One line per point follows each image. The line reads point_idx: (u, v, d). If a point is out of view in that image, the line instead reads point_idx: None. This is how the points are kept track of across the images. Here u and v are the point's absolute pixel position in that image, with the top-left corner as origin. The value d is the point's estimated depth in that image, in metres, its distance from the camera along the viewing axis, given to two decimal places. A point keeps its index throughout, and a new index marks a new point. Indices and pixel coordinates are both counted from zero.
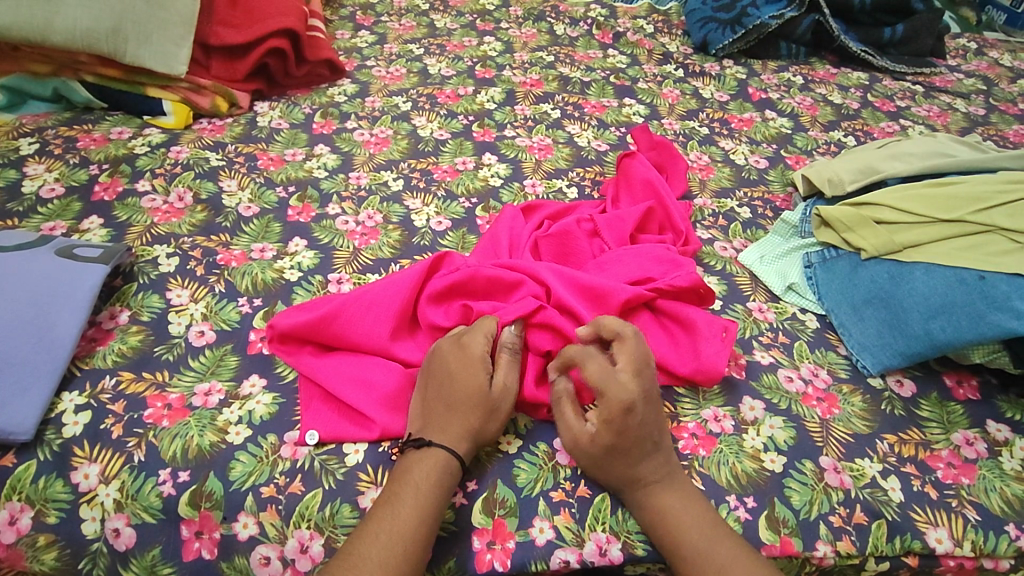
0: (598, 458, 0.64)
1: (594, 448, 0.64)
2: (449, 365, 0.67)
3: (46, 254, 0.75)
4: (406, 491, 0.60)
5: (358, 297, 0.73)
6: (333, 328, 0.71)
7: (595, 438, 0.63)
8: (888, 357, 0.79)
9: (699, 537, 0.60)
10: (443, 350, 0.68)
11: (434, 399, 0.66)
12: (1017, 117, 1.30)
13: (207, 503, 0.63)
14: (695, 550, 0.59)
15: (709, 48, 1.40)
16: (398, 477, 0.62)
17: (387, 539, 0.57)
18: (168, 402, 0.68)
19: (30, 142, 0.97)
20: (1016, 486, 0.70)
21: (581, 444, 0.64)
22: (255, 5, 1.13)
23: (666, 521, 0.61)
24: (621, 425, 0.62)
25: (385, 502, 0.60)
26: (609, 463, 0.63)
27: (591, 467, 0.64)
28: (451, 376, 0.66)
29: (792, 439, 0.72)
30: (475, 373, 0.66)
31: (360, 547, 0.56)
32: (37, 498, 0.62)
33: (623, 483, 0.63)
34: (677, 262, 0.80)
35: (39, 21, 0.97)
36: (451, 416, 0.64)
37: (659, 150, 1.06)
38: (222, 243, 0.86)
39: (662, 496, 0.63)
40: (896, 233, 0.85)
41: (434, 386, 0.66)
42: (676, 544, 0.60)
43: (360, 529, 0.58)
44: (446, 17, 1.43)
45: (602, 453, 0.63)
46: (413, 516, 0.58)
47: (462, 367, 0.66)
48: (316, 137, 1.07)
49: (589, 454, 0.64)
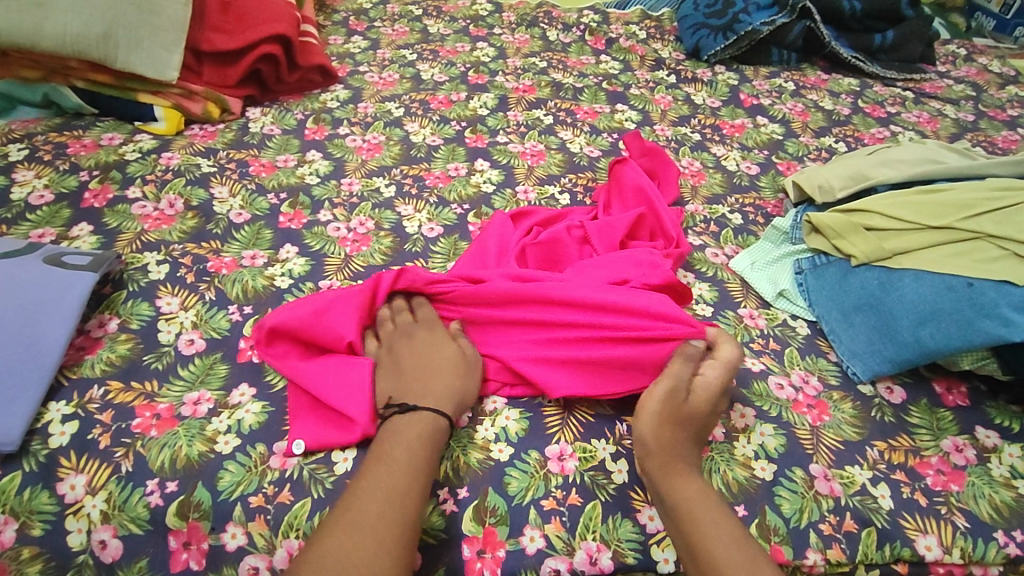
0: (678, 417, 0.67)
1: (680, 404, 0.67)
2: (419, 344, 0.73)
3: (34, 262, 0.74)
4: (400, 453, 0.62)
5: (346, 294, 0.74)
6: (319, 329, 0.71)
7: (689, 403, 0.68)
8: (878, 364, 0.79)
9: (725, 518, 0.61)
10: (411, 333, 0.74)
11: (411, 372, 0.71)
12: (1006, 124, 1.31)
13: (195, 514, 0.63)
14: (711, 528, 0.59)
15: (701, 54, 1.41)
16: (390, 440, 0.64)
17: (387, 496, 0.58)
18: (156, 412, 0.68)
19: (19, 149, 0.97)
20: (1004, 493, 0.70)
21: (667, 397, 0.67)
22: (246, 10, 1.13)
23: (697, 497, 0.62)
24: (713, 403, 0.69)
25: (380, 462, 0.61)
26: (684, 426, 0.66)
27: (665, 421, 0.66)
28: (424, 351, 0.72)
29: (782, 447, 0.72)
30: (448, 344, 0.73)
31: (358, 503, 0.57)
32: (21, 510, 0.62)
33: (679, 449, 0.65)
34: (654, 263, 0.81)
35: (28, 26, 0.96)
36: (434, 379, 0.70)
37: (651, 157, 1.06)
38: (212, 250, 0.86)
39: (695, 479, 0.64)
40: (885, 240, 0.85)
41: (408, 360, 0.72)
42: (708, 516, 0.60)
43: (354, 485, 0.60)
44: (440, 23, 1.43)
45: (686, 415, 0.67)
46: (408, 476, 0.60)
47: (433, 342, 0.73)
48: (308, 143, 1.06)
49: (671, 407, 0.67)
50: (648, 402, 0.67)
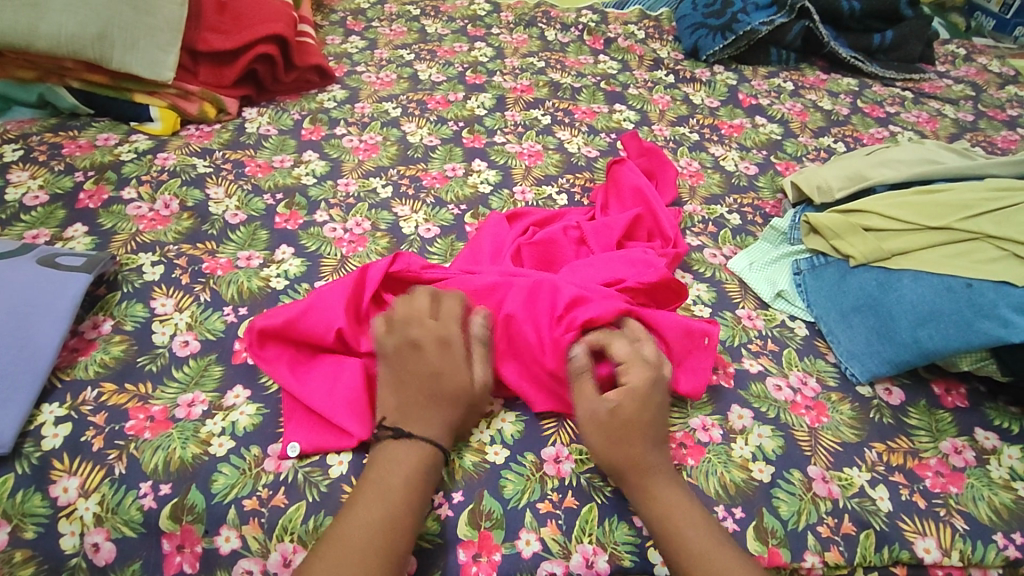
0: (614, 436, 0.64)
1: (610, 422, 0.64)
2: (430, 358, 0.66)
3: (27, 263, 0.74)
4: (396, 479, 0.60)
5: (336, 289, 0.73)
6: (309, 327, 0.70)
7: (617, 413, 0.65)
8: (877, 365, 0.78)
9: (699, 529, 0.60)
10: (420, 343, 0.67)
11: (413, 390, 0.65)
12: (1006, 124, 1.31)
13: (188, 517, 0.62)
14: (698, 547, 0.58)
15: (699, 54, 1.40)
16: (385, 464, 0.61)
17: (380, 526, 0.56)
18: (150, 414, 0.68)
19: (14, 149, 0.96)
20: (1004, 495, 0.70)
21: (597, 420, 0.65)
22: (242, 11, 1.13)
23: (671, 514, 0.61)
24: (642, 399, 0.65)
25: (375, 488, 0.59)
26: (625, 440, 0.64)
27: (604, 447, 0.64)
28: (432, 369, 0.66)
29: (780, 449, 0.71)
30: (460, 370, 0.66)
31: (350, 531, 0.56)
32: (14, 513, 0.61)
33: (632, 466, 0.63)
34: (649, 263, 0.81)
35: (23, 26, 0.96)
36: (435, 407, 0.65)
37: (649, 157, 1.06)
38: (208, 251, 0.86)
39: (665, 490, 0.62)
40: (884, 240, 0.85)
41: (412, 377, 0.66)
42: (680, 536, 0.59)
43: (347, 511, 0.58)
44: (437, 22, 1.43)
45: (619, 428, 0.64)
46: (404, 506, 0.58)
47: (444, 358, 0.66)
48: (305, 143, 1.06)
49: (605, 429, 0.64)
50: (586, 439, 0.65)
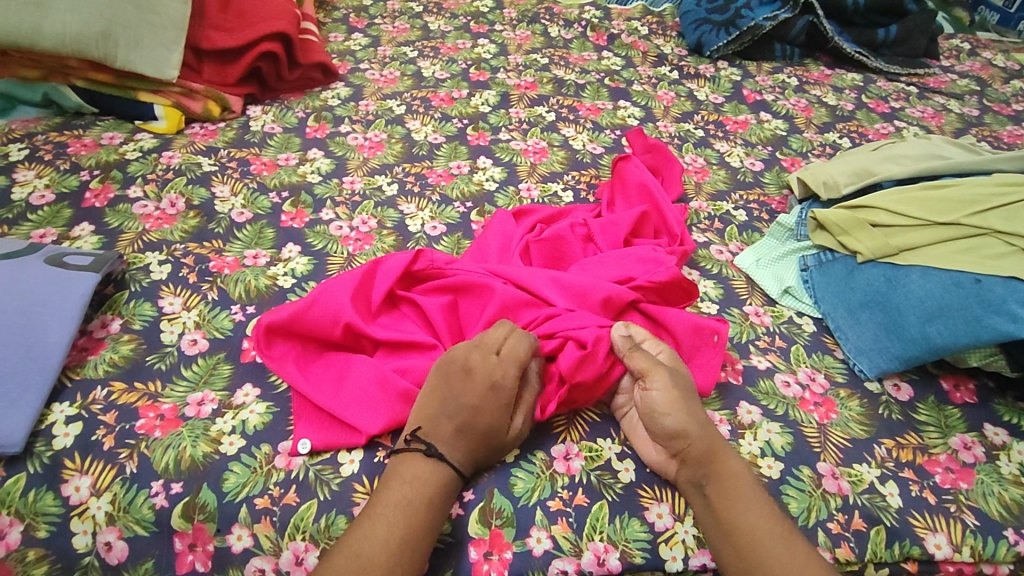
0: (692, 412, 0.66)
1: (683, 404, 0.67)
2: (474, 391, 0.65)
3: (35, 263, 0.74)
4: (419, 499, 0.59)
5: (343, 282, 0.73)
6: (314, 321, 0.70)
7: (677, 384, 0.68)
8: (886, 361, 0.78)
9: (769, 505, 0.62)
10: (472, 370, 0.66)
11: (448, 414, 0.64)
12: (1011, 118, 1.30)
13: (200, 516, 0.62)
14: (772, 510, 0.61)
15: (703, 49, 1.40)
16: (410, 479, 0.60)
17: (398, 548, 0.56)
18: (160, 413, 0.68)
19: (20, 148, 0.96)
20: (1014, 491, 0.70)
21: (672, 394, 0.66)
22: (246, 7, 1.12)
23: (743, 478, 0.63)
24: (684, 374, 0.70)
25: (397, 505, 0.58)
26: (699, 416, 0.67)
27: (689, 427, 0.65)
28: (471, 403, 0.64)
29: (789, 445, 0.71)
30: (497, 417, 0.64)
31: (369, 548, 0.55)
32: (26, 512, 0.61)
33: (706, 433, 0.65)
34: (658, 260, 0.81)
35: (27, 25, 0.96)
36: (460, 440, 0.63)
37: (654, 153, 1.05)
38: (215, 250, 0.86)
39: (734, 461, 0.65)
40: (892, 236, 0.85)
41: (453, 406, 0.64)
42: (755, 498, 0.62)
43: (361, 526, 0.57)
44: (440, 19, 1.42)
45: (691, 404, 0.67)
46: (423, 527, 0.58)
47: (486, 399, 0.65)
48: (310, 141, 1.06)
49: (678, 402, 0.66)
50: (667, 408, 0.66)
